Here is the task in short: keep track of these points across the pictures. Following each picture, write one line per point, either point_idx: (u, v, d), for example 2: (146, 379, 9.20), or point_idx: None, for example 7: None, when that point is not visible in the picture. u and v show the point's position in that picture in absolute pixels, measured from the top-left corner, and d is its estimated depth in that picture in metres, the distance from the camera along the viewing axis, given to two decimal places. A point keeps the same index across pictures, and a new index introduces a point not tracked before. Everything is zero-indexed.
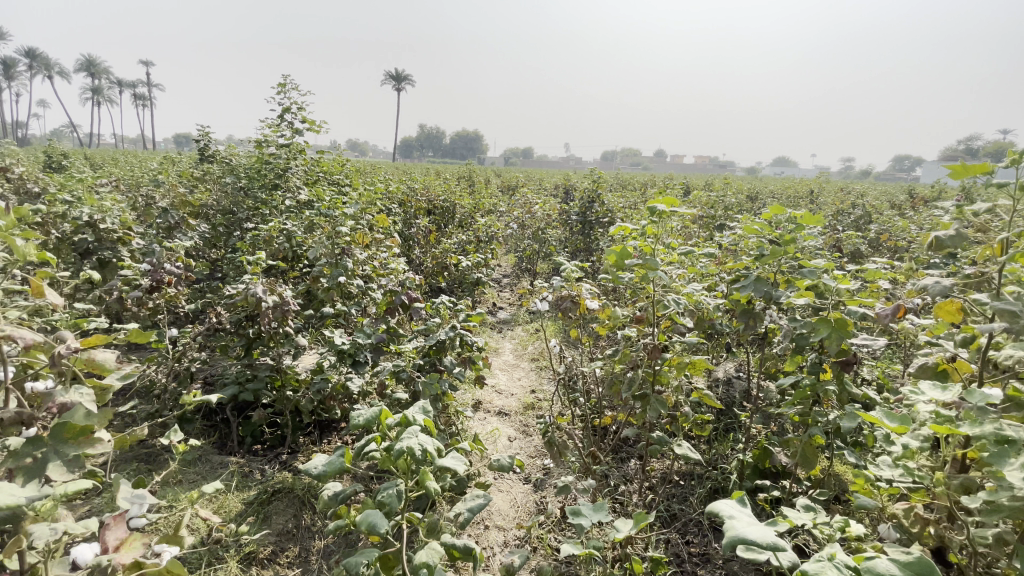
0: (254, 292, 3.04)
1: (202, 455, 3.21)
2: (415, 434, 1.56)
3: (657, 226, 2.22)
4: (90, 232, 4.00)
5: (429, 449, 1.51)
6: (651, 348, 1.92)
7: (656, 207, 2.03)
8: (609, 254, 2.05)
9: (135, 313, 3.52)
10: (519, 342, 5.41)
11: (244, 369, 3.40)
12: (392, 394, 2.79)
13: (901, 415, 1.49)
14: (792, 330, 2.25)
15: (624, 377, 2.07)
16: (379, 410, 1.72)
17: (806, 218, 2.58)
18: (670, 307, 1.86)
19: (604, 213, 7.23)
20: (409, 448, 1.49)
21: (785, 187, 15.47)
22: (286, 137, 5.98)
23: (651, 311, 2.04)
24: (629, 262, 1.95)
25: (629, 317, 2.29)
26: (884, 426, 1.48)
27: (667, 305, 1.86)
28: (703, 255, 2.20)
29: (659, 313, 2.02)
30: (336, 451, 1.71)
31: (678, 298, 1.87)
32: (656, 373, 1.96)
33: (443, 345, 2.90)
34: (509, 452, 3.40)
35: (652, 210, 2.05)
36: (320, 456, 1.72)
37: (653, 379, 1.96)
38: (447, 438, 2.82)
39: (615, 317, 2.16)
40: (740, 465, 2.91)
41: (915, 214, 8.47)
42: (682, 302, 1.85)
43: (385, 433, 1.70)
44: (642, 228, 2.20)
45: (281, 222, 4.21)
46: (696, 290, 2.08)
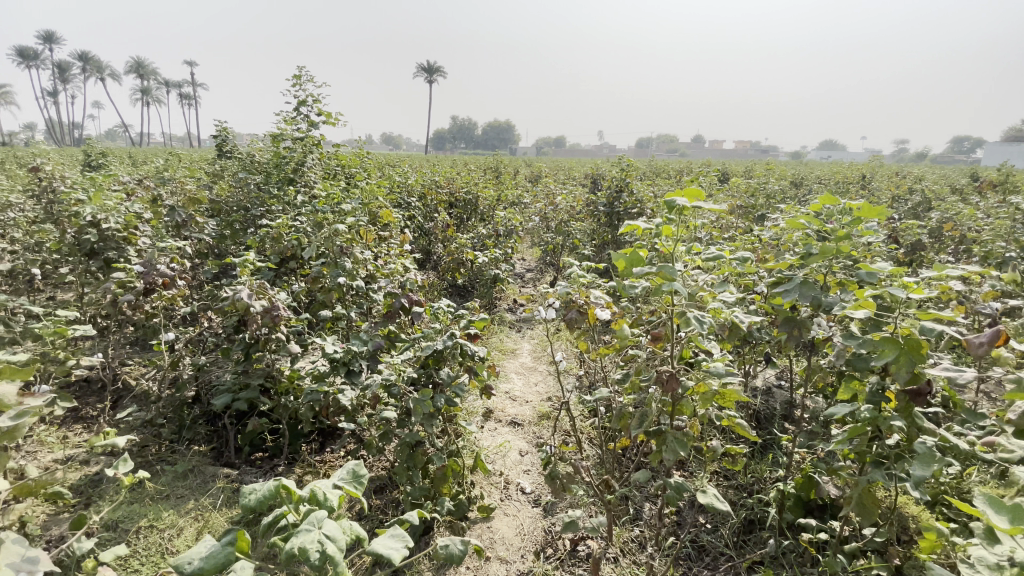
0: (241, 297, 2.80)
1: (195, 467, 3.07)
2: (317, 524, 1.31)
3: (678, 223, 1.85)
4: (95, 231, 3.91)
5: (328, 550, 1.24)
6: (667, 378, 1.55)
7: (674, 202, 1.67)
8: (616, 259, 1.65)
9: (131, 317, 3.41)
10: (539, 343, 5.11)
11: (239, 376, 3.24)
12: (385, 410, 2.54)
13: (1011, 505, 1.20)
14: (846, 347, 1.85)
15: (636, 408, 1.72)
16: (276, 485, 1.50)
17: (864, 210, 2.16)
18: (693, 326, 1.48)
19: (634, 203, 6.81)
20: (301, 548, 1.24)
21: (834, 172, 14.51)
22: (301, 130, 5.84)
23: (669, 328, 1.68)
24: (640, 271, 1.58)
25: (644, 332, 1.93)
26: (990, 521, 1.20)
27: (689, 325, 1.49)
28: (737, 257, 1.81)
29: (679, 331, 1.66)
30: (225, 537, 1.43)
31: (701, 316, 1.50)
32: (675, 404, 1.60)
33: (440, 356, 2.64)
34: (518, 469, 3.12)
35: (668, 207, 1.69)
36: (203, 542, 1.43)
37: (670, 411, 1.61)
38: (444, 459, 2.55)
39: (625, 334, 1.81)
40: (780, 496, 2.52)
41: (981, 201, 7.66)
42: (707, 319, 1.47)
43: (296, 507, 1.49)
44: (659, 227, 1.83)
45: (286, 218, 4.02)
46: (726, 302, 1.70)
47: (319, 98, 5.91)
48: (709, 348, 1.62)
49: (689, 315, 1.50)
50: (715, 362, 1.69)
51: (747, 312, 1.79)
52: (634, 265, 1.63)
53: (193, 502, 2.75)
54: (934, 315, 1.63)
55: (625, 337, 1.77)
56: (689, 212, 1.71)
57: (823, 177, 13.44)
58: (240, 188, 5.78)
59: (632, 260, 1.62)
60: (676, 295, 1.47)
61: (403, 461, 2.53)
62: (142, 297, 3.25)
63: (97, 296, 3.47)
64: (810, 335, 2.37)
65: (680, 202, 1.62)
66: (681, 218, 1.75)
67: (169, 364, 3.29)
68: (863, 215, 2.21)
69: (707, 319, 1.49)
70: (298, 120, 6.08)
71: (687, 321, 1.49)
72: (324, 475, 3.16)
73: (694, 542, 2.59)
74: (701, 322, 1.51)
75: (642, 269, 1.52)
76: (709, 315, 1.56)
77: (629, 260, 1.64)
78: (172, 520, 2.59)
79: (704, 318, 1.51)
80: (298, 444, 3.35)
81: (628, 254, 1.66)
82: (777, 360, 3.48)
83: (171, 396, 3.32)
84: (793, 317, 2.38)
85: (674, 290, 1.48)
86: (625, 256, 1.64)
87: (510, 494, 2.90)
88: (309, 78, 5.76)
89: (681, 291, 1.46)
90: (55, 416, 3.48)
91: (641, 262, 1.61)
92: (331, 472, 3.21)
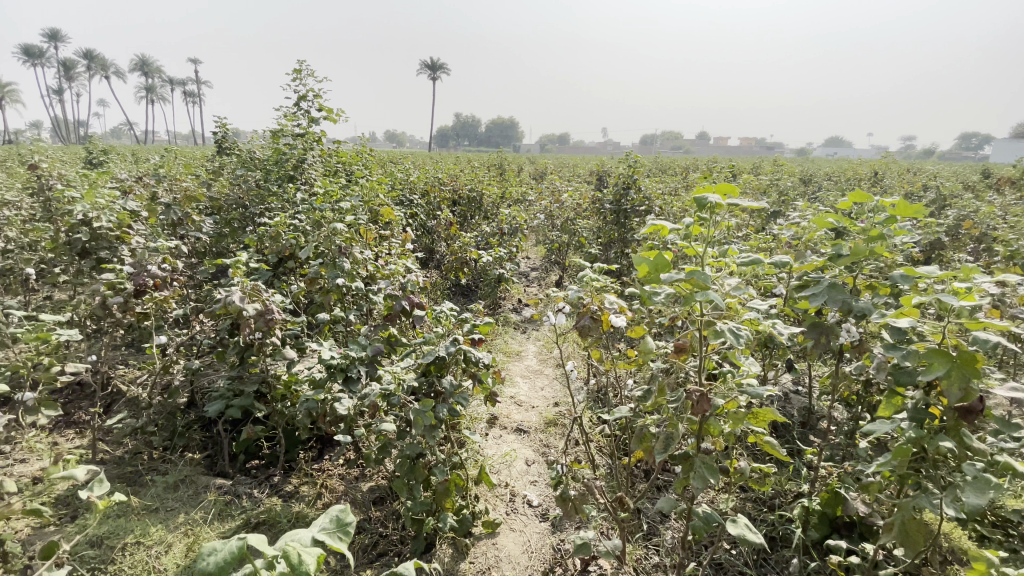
0: (232, 300, 2.65)
1: (187, 478, 2.96)
2: None
3: (704, 223, 1.67)
4: (85, 229, 3.78)
5: None
6: (699, 397, 1.36)
7: (705, 199, 1.47)
8: (638, 262, 1.46)
9: (121, 320, 3.27)
10: (545, 344, 4.96)
11: (232, 382, 3.10)
12: (383, 420, 2.39)
13: None
14: (887, 359, 1.68)
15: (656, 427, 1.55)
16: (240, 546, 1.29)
17: (901, 207, 1.99)
18: (731, 341, 1.31)
19: (642, 201, 6.63)
20: None
21: (842, 168, 14.24)
22: (300, 126, 5.68)
23: (697, 340, 1.50)
24: (668, 277, 1.38)
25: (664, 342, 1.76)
26: None
27: (723, 339, 1.32)
28: (771, 260, 1.64)
29: (708, 343, 1.49)
30: None
31: (736, 330, 1.32)
32: (704, 424, 1.43)
33: (442, 363, 2.49)
34: (524, 480, 2.98)
35: (698, 205, 1.49)
36: None
37: (698, 432, 1.44)
38: (446, 472, 2.40)
39: (647, 346, 1.62)
40: (805, 512, 2.38)
41: (1000, 198, 7.44)
42: (746, 333, 1.30)
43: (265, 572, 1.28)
44: (683, 227, 1.66)
45: (284, 217, 3.88)
46: (760, 312, 1.53)
47: (319, 93, 5.77)
48: (743, 362, 1.45)
49: (726, 328, 1.32)
50: (745, 378, 1.52)
51: (785, 323, 1.62)
52: (660, 270, 1.42)
53: (183, 515, 2.63)
54: (989, 325, 1.47)
55: (648, 350, 1.59)
56: (721, 211, 1.52)
57: (833, 173, 13.21)
58: (238, 185, 5.65)
59: (658, 265, 1.41)
60: (712, 307, 1.29)
61: (403, 475, 2.38)
62: (132, 299, 3.13)
63: (86, 298, 3.35)
64: (838, 343, 2.21)
65: (713, 199, 1.42)
66: (710, 217, 1.56)
67: (161, 368, 3.16)
68: (898, 213, 2.04)
69: (745, 332, 1.32)
70: (298, 115, 5.93)
71: (723, 335, 1.32)
72: (322, 485, 3.02)
73: (710, 560, 2.45)
74: (738, 336, 1.34)
75: (671, 277, 1.32)
76: (745, 326, 1.39)
77: (654, 266, 1.43)
78: (160, 536, 2.46)
79: (741, 331, 1.34)
80: (295, 452, 3.22)
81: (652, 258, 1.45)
82: (796, 365, 3.32)
83: (162, 402, 3.20)
84: (821, 323, 2.21)
85: (711, 300, 1.29)
86: (649, 260, 1.44)
87: (515, 508, 2.76)
88: (309, 72, 5.61)
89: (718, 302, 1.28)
90: (45, 422, 3.37)
91: (668, 268, 1.41)
92: (330, 481, 3.08)
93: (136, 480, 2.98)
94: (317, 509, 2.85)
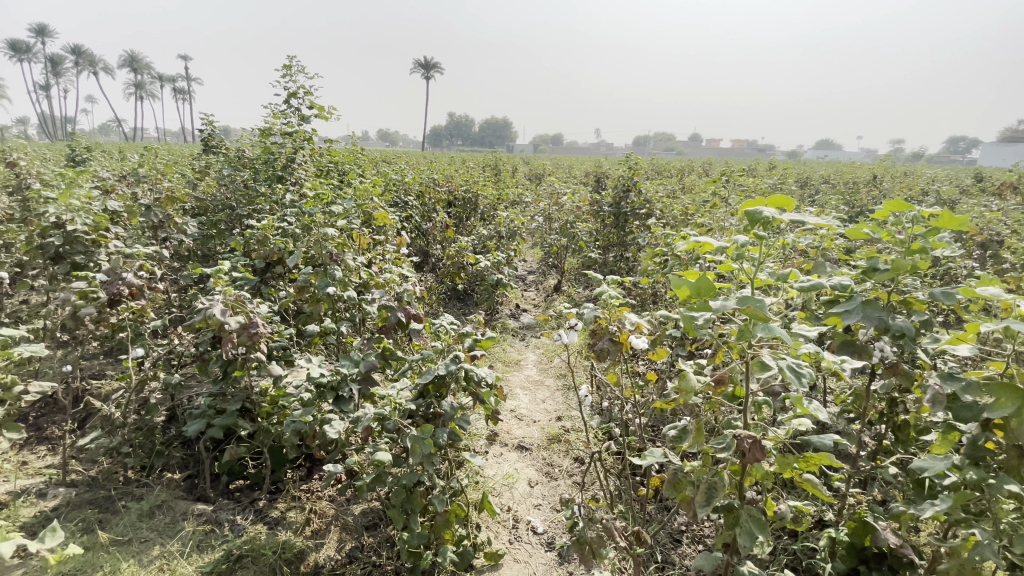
0: (213, 313, 2.43)
1: (163, 504, 2.75)
2: None
3: (744, 239, 1.48)
4: (58, 233, 3.54)
5: None
6: (754, 446, 1.12)
7: (759, 212, 1.27)
8: (679, 285, 1.25)
9: (94, 331, 3.04)
10: (545, 353, 4.78)
11: (214, 399, 2.88)
12: (377, 446, 2.20)
13: None
14: (942, 389, 1.53)
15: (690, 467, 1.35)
16: None
17: (945, 219, 1.81)
18: (792, 380, 1.09)
19: (642, 203, 6.46)
20: None
21: (839, 170, 14.24)
22: (290, 123, 5.45)
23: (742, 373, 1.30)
24: (717, 304, 1.17)
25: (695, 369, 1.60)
26: None
27: (784, 378, 1.11)
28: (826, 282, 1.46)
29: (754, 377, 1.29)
30: None
31: (800, 367, 1.12)
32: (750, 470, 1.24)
33: (440, 383, 2.30)
34: (528, 503, 2.80)
35: (749, 219, 1.29)
36: None
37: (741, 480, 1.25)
38: (446, 502, 2.21)
39: (686, 382, 1.38)
40: (830, 542, 2.20)
41: (1003, 202, 7.37)
42: (813, 373, 1.09)
43: None
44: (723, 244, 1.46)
45: (271, 220, 3.66)
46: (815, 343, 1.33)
47: (310, 90, 5.54)
48: (801, 403, 1.25)
49: (786, 365, 1.11)
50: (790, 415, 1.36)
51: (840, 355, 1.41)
52: (703, 294, 1.21)
53: (159, 547, 2.42)
54: None
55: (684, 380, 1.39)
56: (776, 227, 1.32)
57: (830, 176, 13.16)
58: (225, 185, 5.41)
59: (701, 289, 1.20)
60: (774, 341, 1.07)
61: (400, 505, 2.19)
62: (106, 310, 2.90)
63: (56, 307, 3.11)
64: (872, 364, 2.04)
65: (770, 214, 1.23)
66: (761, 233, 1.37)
67: (137, 384, 2.94)
68: (941, 225, 1.86)
69: (809, 371, 1.10)
70: (288, 113, 5.70)
71: (784, 373, 1.10)
72: (310, 510, 2.82)
73: None
74: (800, 374, 1.12)
75: (722, 304, 1.11)
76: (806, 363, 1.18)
77: (696, 289, 1.22)
78: (133, 573, 2.24)
79: (804, 369, 1.13)
80: (282, 473, 3.02)
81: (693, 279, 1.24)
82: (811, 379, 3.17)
83: (138, 420, 2.97)
84: (853, 341, 2.06)
85: (772, 331, 1.07)
86: (690, 282, 1.23)
87: (519, 535, 2.58)
88: (299, 68, 5.38)
89: (783, 335, 1.06)
90: (13, 440, 3.14)
91: (713, 293, 1.21)
92: (319, 505, 2.88)
93: (109, 506, 2.76)
94: (305, 537, 2.65)
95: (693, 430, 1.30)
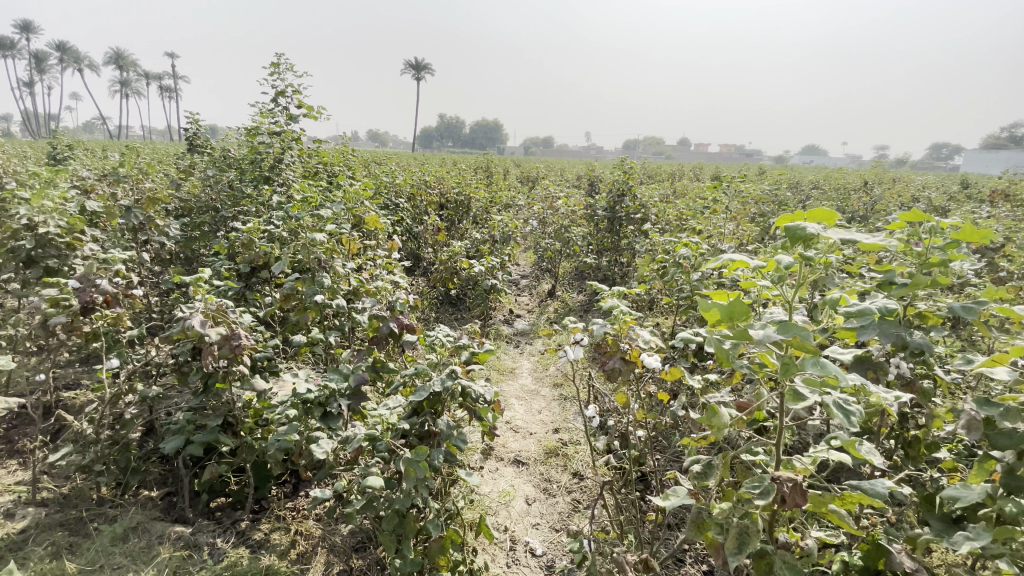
0: (193, 324, 2.26)
1: (139, 525, 2.60)
2: None
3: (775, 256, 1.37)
4: (29, 235, 3.34)
5: None
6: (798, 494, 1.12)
7: (801, 228, 1.17)
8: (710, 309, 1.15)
9: (66, 341, 2.85)
10: (540, 360, 4.67)
11: (194, 414, 2.71)
12: (368, 468, 2.05)
13: None
14: (977, 416, 1.46)
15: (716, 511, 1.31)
16: None
17: (966, 231, 1.71)
18: (843, 420, 0.99)
19: (637, 208, 6.38)
20: None
21: (829, 176, 14.32)
22: (278, 122, 5.29)
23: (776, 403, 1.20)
24: (757, 333, 1.06)
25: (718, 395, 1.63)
26: None
27: (832, 416, 1.01)
28: (875, 310, 1.35)
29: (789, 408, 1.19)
30: None
31: (850, 404, 1.02)
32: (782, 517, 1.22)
33: (437, 399, 2.17)
34: (526, 523, 2.67)
35: (789, 235, 1.19)
36: None
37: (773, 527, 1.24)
38: (442, 528, 2.08)
39: (721, 420, 1.24)
40: (843, 567, 1.85)
41: (995, 209, 7.38)
42: (864, 413, 0.98)
43: None
44: (755, 262, 1.35)
45: (257, 223, 3.49)
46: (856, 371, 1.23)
47: (298, 89, 5.39)
48: (854, 447, 1.19)
49: (833, 403, 1.01)
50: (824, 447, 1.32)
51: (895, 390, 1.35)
52: (737, 319, 1.10)
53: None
54: None
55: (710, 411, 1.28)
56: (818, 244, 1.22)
57: (821, 181, 13.22)
58: (210, 186, 5.24)
59: (735, 313, 1.10)
60: (825, 378, 0.97)
61: (392, 531, 2.05)
62: (79, 319, 2.72)
63: (24, 315, 2.92)
64: (889, 381, 1.96)
65: (817, 231, 1.12)
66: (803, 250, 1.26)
67: (110, 398, 2.76)
68: (962, 238, 1.75)
69: (859, 410, 1.00)
70: (276, 112, 5.55)
71: (831, 411, 0.99)
72: (296, 531, 2.67)
73: None
74: (848, 413, 1.02)
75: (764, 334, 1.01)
76: (853, 398, 1.09)
77: (728, 313, 1.12)
78: None
79: (852, 407, 1.03)
80: (267, 490, 2.87)
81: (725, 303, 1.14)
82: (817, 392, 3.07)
83: (113, 435, 2.80)
84: (867, 358, 1.97)
85: (823, 366, 0.97)
86: (721, 306, 1.13)
87: (518, 558, 2.45)
88: (287, 66, 5.22)
89: (835, 371, 0.96)
90: None
91: (747, 318, 1.10)
92: (305, 525, 2.74)
93: (79, 528, 2.58)
94: (290, 562, 2.50)
95: (721, 470, 1.23)
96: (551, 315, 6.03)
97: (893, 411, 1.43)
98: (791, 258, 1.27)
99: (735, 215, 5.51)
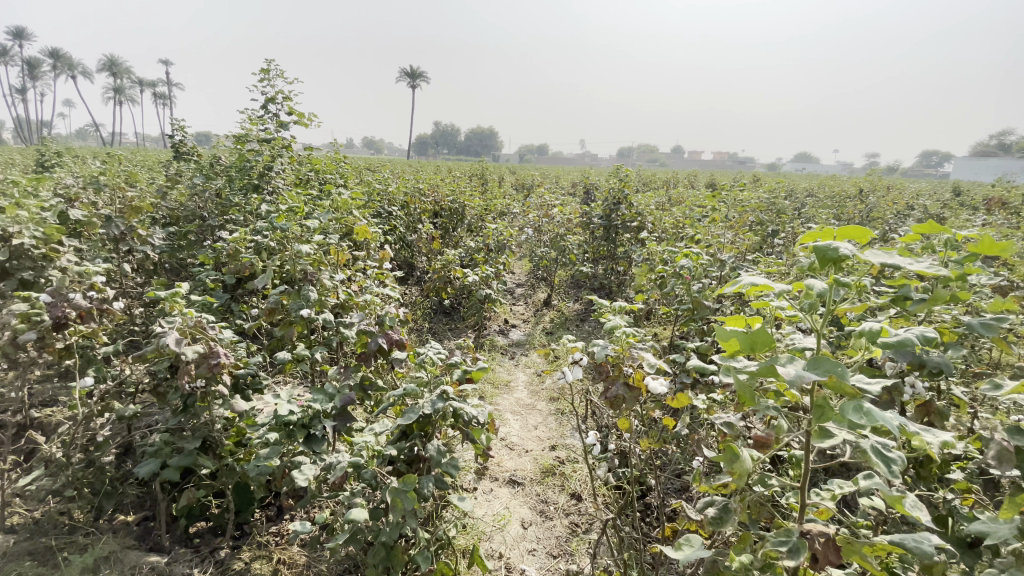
0: (167, 343, 2.11)
1: (112, 554, 2.44)
2: None
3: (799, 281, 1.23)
4: (3, 246, 3.18)
5: None
6: (829, 544, 1.08)
7: (832, 249, 1.07)
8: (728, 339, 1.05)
9: (37, 358, 2.70)
10: (536, 373, 4.56)
11: (171, 435, 2.56)
12: (353, 497, 1.91)
13: None
14: (1011, 446, 1.36)
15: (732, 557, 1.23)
16: None
17: (985, 244, 1.60)
18: (883, 469, 0.90)
19: (633, 216, 6.29)
20: None
21: (823, 183, 14.35)
22: (268, 130, 5.18)
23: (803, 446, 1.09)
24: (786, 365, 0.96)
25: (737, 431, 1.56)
26: None
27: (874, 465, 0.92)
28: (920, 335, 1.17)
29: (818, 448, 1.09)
30: None
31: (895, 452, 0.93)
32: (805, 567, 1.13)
33: (426, 421, 2.04)
34: (521, 548, 2.54)
35: (818, 256, 1.09)
36: None
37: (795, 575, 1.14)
38: (430, 561, 1.95)
39: (742, 464, 1.15)
40: None
41: (993, 216, 7.34)
42: (907, 462, 0.90)
43: None
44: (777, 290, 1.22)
45: (243, 233, 3.36)
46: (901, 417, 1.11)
47: (289, 95, 5.28)
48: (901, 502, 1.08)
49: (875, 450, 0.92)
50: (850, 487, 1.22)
51: (939, 432, 1.23)
52: (759, 348, 1.01)
53: None
54: None
55: (727, 449, 1.19)
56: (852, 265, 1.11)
57: (816, 189, 13.22)
58: (198, 194, 5.10)
59: (756, 342, 1.01)
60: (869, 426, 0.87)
61: (379, 564, 1.92)
62: (51, 335, 2.57)
63: None
64: (907, 403, 1.85)
65: (850, 253, 1.03)
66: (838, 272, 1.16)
67: (83, 419, 2.61)
68: (980, 251, 1.65)
69: (900, 458, 0.92)
70: (265, 119, 5.44)
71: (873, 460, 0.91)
72: (279, 560, 2.54)
73: None
74: (889, 461, 0.93)
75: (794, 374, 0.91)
76: (894, 444, 0.99)
77: (749, 343, 1.03)
78: None
79: (890, 453, 0.94)
80: (249, 515, 2.73)
81: (745, 331, 1.05)
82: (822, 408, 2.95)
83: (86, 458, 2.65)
84: (885, 378, 1.85)
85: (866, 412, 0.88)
86: (741, 334, 1.04)
87: None
88: (277, 72, 5.11)
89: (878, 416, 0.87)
90: None
91: (770, 349, 1.01)
92: (289, 553, 2.61)
93: (48, 559, 2.41)
94: None
95: (741, 512, 1.16)
96: (546, 326, 5.91)
97: (931, 453, 1.30)
98: (820, 283, 1.16)
99: (732, 223, 5.42)
